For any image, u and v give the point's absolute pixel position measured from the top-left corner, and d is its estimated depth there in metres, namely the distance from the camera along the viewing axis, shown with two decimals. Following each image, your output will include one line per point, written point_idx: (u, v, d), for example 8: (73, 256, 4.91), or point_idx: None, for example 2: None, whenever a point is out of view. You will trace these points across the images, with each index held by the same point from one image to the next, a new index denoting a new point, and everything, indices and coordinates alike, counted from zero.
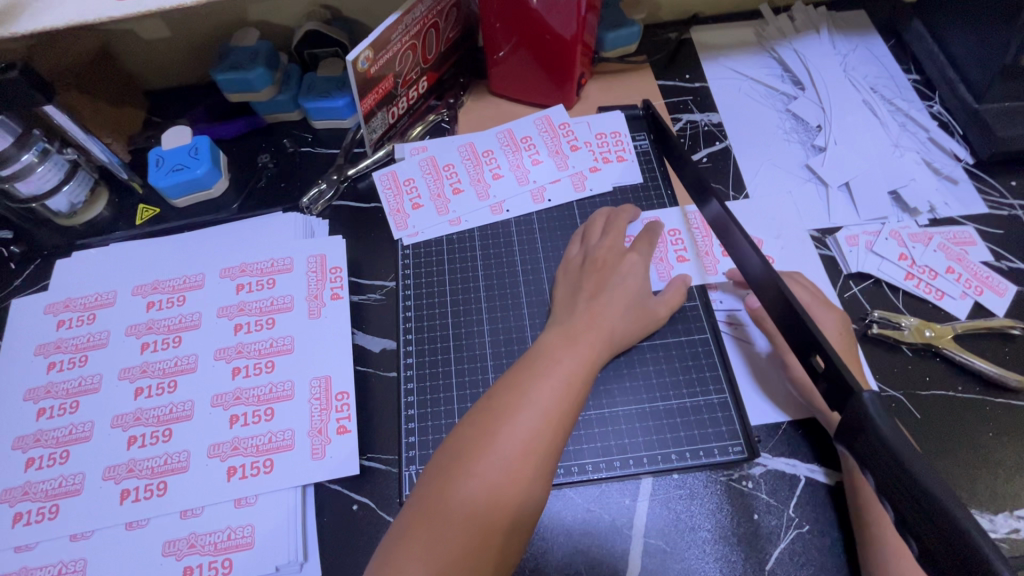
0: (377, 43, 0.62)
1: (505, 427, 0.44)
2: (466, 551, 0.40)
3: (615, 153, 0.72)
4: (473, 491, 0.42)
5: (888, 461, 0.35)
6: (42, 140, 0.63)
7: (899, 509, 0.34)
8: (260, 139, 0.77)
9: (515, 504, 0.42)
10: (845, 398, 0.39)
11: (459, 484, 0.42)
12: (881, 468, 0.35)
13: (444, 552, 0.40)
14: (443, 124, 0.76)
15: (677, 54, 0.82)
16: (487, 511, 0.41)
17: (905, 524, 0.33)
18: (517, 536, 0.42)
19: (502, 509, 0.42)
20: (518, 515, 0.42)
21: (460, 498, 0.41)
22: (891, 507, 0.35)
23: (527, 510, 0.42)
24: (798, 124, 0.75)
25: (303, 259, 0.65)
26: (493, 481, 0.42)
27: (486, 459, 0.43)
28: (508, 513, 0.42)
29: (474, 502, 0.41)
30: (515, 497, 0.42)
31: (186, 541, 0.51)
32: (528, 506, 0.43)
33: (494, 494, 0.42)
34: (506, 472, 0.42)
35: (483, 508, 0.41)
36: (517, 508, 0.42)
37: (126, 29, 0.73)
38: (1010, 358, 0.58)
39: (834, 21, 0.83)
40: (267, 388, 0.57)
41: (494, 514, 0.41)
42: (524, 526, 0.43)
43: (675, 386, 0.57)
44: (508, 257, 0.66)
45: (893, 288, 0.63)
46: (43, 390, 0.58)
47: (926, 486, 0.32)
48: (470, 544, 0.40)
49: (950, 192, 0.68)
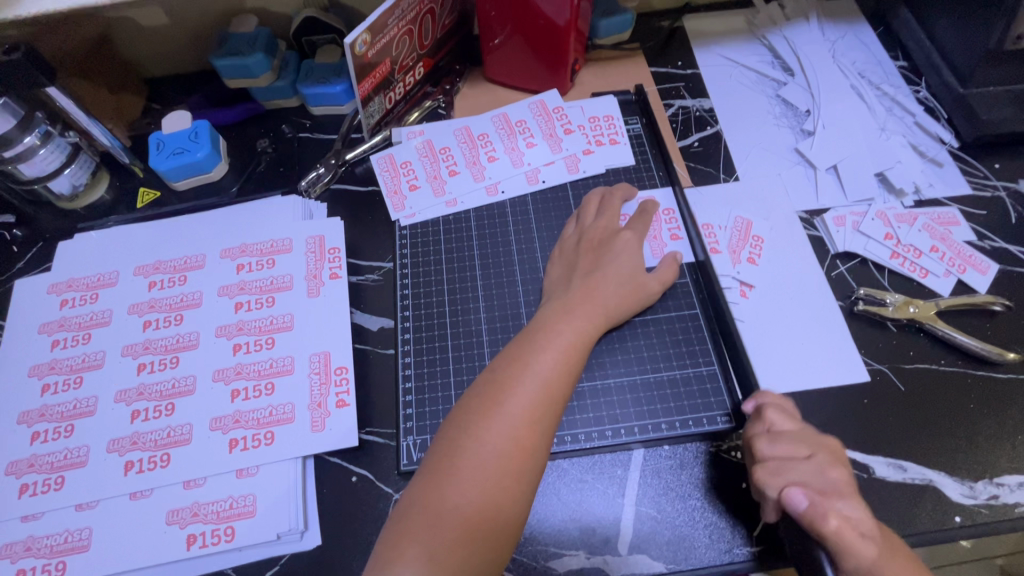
0: (374, 27, 0.63)
1: (509, 398, 0.45)
2: (479, 514, 0.41)
3: (608, 136, 0.73)
4: (481, 458, 0.43)
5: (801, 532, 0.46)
6: (45, 122, 0.64)
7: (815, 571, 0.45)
8: (258, 124, 0.78)
9: (522, 469, 0.43)
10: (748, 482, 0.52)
11: (468, 452, 0.43)
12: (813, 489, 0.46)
13: (458, 517, 0.41)
14: (439, 110, 0.78)
15: (669, 42, 0.83)
16: (497, 477, 0.43)
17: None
18: (526, 500, 0.44)
19: (511, 474, 0.43)
20: (526, 479, 0.44)
21: (469, 466, 0.43)
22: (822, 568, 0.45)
23: (531, 476, 0.44)
24: (787, 109, 0.76)
25: (302, 240, 0.66)
26: (500, 447, 0.43)
27: (493, 427, 0.44)
28: (517, 479, 0.43)
29: (483, 468, 0.43)
30: (522, 463, 0.44)
31: (189, 511, 0.52)
32: (534, 470, 0.44)
33: (500, 463, 0.43)
34: (512, 439, 0.44)
35: (492, 475, 0.43)
36: (523, 475, 0.43)
37: (126, 16, 0.75)
38: (992, 333, 0.60)
39: (823, 8, 0.84)
40: (268, 363, 0.59)
41: (503, 480, 0.43)
42: (529, 494, 0.44)
43: (666, 359, 0.59)
44: (503, 237, 0.67)
45: (878, 267, 0.64)
46: (47, 366, 0.59)
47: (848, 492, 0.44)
48: (483, 507, 0.42)
49: (935, 174, 0.70)
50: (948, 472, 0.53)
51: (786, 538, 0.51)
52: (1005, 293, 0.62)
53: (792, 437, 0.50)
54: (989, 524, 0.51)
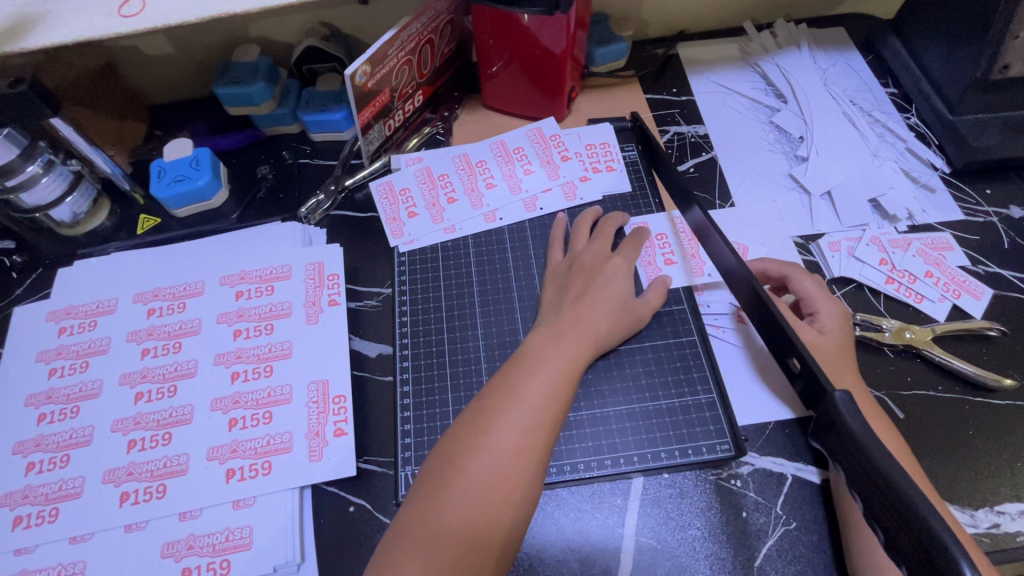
0: (374, 58, 0.64)
1: (495, 426, 0.45)
2: (472, 539, 0.42)
3: (604, 163, 0.74)
4: (466, 490, 0.43)
5: (858, 457, 0.38)
6: (48, 151, 0.65)
7: (869, 505, 0.37)
8: (259, 150, 0.79)
9: (509, 498, 0.43)
10: (819, 398, 0.43)
11: (453, 483, 0.43)
12: (854, 464, 0.38)
13: (444, 547, 0.41)
14: (438, 136, 0.79)
15: (664, 70, 0.85)
16: (483, 509, 0.43)
17: (873, 516, 0.36)
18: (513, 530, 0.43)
19: (501, 500, 0.43)
20: (514, 507, 0.43)
21: (461, 492, 0.43)
22: (880, 528, 0.36)
23: (524, 501, 0.44)
24: (781, 135, 0.78)
25: (301, 266, 0.66)
26: (486, 477, 0.43)
27: (478, 456, 0.44)
28: (504, 509, 0.43)
29: (468, 498, 0.43)
30: (514, 488, 0.44)
31: (185, 543, 0.51)
32: (522, 500, 0.44)
33: (492, 489, 0.43)
34: (498, 469, 0.44)
35: (485, 500, 0.43)
36: (516, 500, 0.43)
37: (131, 46, 0.76)
38: (989, 358, 0.60)
39: (814, 37, 0.86)
40: (266, 392, 0.58)
41: (490, 510, 0.43)
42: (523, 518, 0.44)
43: (664, 387, 0.59)
44: (501, 263, 0.68)
45: (874, 292, 0.65)
46: (44, 395, 0.59)
47: (902, 490, 0.34)
48: (468, 538, 0.42)
49: (927, 199, 0.71)
50: (948, 500, 0.53)
51: (786, 569, 0.50)
52: (1000, 318, 0.63)
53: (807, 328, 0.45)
54: (991, 553, 0.51)
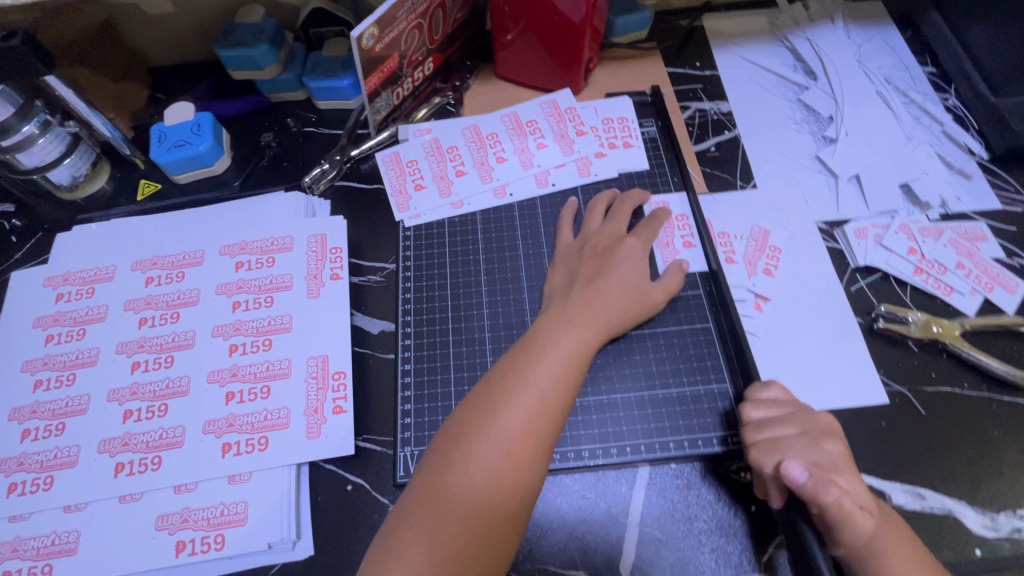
0: (382, 21, 0.61)
1: (502, 410, 0.43)
2: (472, 529, 0.40)
3: (621, 139, 0.70)
4: (471, 475, 0.41)
5: None
6: (44, 111, 0.63)
7: None
8: (263, 117, 0.76)
9: (515, 485, 0.42)
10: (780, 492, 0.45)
11: (457, 467, 0.41)
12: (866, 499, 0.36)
13: (449, 532, 0.39)
14: (448, 106, 0.76)
15: (687, 42, 0.80)
16: (488, 494, 0.41)
17: None
18: (519, 516, 0.42)
19: (505, 491, 0.41)
20: (520, 494, 0.42)
21: (462, 481, 0.41)
22: None
23: (526, 493, 0.42)
24: (809, 114, 0.73)
25: (304, 238, 0.64)
26: (490, 464, 0.41)
27: (482, 442, 0.42)
28: (509, 497, 0.41)
29: (473, 483, 0.41)
30: (518, 477, 0.42)
31: (179, 516, 0.51)
32: (528, 486, 0.42)
33: (495, 477, 0.41)
34: (505, 454, 0.42)
35: (488, 488, 0.41)
36: (519, 489, 0.42)
37: (132, 3, 0.73)
38: (1019, 356, 0.57)
39: (849, 10, 0.81)
40: (264, 366, 0.57)
41: (494, 497, 0.41)
42: (526, 508, 0.42)
43: (676, 376, 0.57)
44: (510, 241, 0.65)
45: (901, 283, 0.61)
46: (40, 361, 0.58)
47: None
48: (474, 523, 0.40)
49: (963, 186, 0.67)
50: (968, 502, 0.51)
51: None
52: None
53: (788, 418, 0.47)
54: (1011, 559, 0.49)
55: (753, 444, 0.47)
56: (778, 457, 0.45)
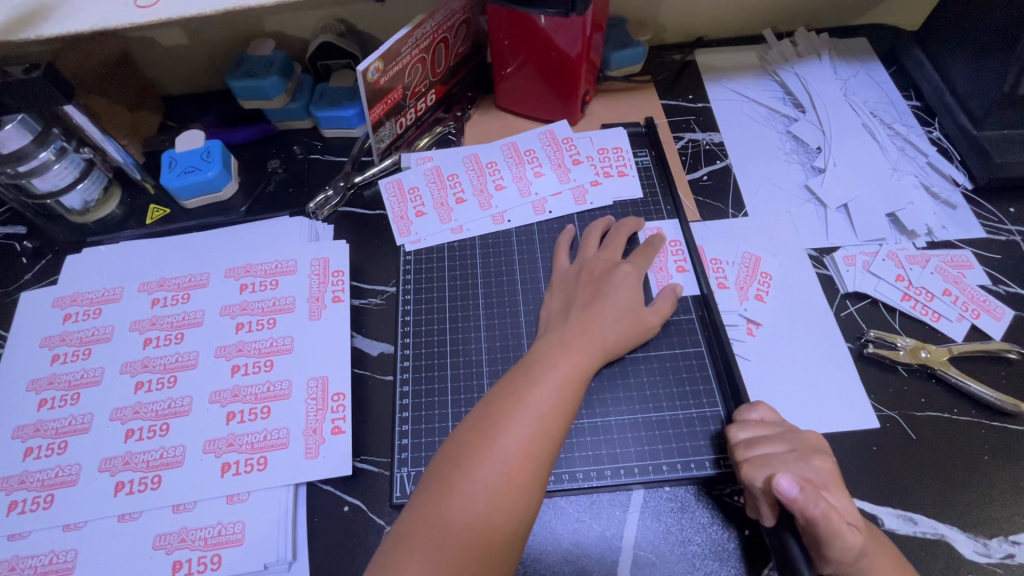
0: (387, 55, 0.64)
1: (503, 431, 0.44)
2: (471, 550, 0.40)
3: (617, 168, 0.73)
4: (471, 497, 0.42)
5: None
6: (61, 138, 0.65)
7: None
8: (270, 144, 0.79)
9: (514, 508, 0.42)
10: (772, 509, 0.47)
11: (457, 489, 0.42)
12: None
13: (448, 552, 0.40)
14: (450, 136, 0.78)
15: (680, 76, 0.84)
16: (487, 516, 0.42)
17: None
18: (517, 538, 0.42)
19: (503, 512, 0.42)
20: (519, 515, 0.42)
21: (461, 503, 0.42)
22: None
23: (524, 515, 0.43)
24: (799, 145, 0.76)
25: (307, 262, 0.66)
26: (490, 485, 0.42)
27: (481, 464, 0.43)
28: (508, 519, 0.42)
29: (473, 506, 0.42)
30: (517, 499, 0.43)
31: (177, 536, 0.51)
32: (527, 508, 0.43)
33: (494, 499, 0.42)
34: (504, 476, 0.43)
35: (487, 510, 0.42)
36: (518, 512, 0.42)
37: (147, 37, 0.76)
38: (1007, 383, 0.58)
39: (835, 47, 0.85)
40: (265, 386, 0.58)
41: (493, 519, 0.42)
42: (524, 531, 0.43)
43: (669, 398, 0.58)
44: (508, 265, 0.67)
45: (890, 309, 0.63)
46: (46, 381, 0.59)
47: None
48: (476, 545, 0.41)
49: (948, 216, 0.69)
50: (960, 528, 0.51)
51: None
52: (1021, 340, 0.60)
53: (776, 436, 0.49)
54: None
55: (745, 460, 0.49)
56: (768, 471, 0.46)
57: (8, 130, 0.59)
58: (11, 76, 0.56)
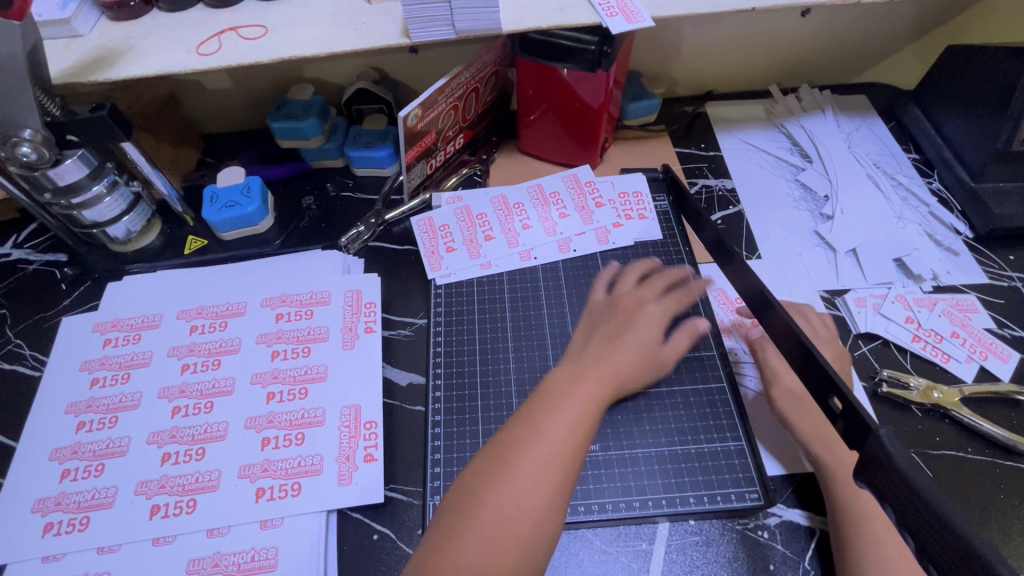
0: (425, 103, 0.68)
1: (519, 459, 0.44)
2: None
3: (636, 211, 0.77)
4: (483, 526, 0.41)
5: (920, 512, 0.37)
6: (113, 172, 0.68)
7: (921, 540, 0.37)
8: (305, 181, 0.83)
9: (525, 539, 0.42)
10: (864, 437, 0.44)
11: (471, 517, 0.42)
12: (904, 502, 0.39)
13: None
14: (475, 177, 0.82)
15: (692, 126, 0.89)
16: (499, 547, 0.41)
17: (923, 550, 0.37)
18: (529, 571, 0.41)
19: (515, 542, 0.41)
20: (530, 548, 0.42)
21: (473, 533, 0.41)
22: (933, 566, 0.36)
23: (537, 548, 0.42)
24: (806, 192, 0.80)
25: (340, 293, 0.69)
26: (503, 515, 0.42)
27: (496, 492, 0.43)
28: (519, 550, 0.41)
29: (485, 536, 0.41)
30: (530, 530, 0.42)
31: (210, 560, 0.52)
32: (540, 539, 0.42)
33: (506, 529, 0.41)
34: (517, 505, 0.42)
35: (499, 540, 0.41)
36: (529, 543, 0.42)
37: (194, 80, 0.81)
38: (1018, 422, 0.60)
39: (837, 102, 0.90)
40: (299, 413, 0.60)
41: (505, 550, 0.41)
42: (536, 565, 0.42)
43: (693, 432, 0.59)
44: (534, 300, 0.69)
45: (901, 349, 0.65)
46: (84, 404, 0.61)
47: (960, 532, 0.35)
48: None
49: (952, 262, 0.72)
50: None
51: None
52: None
53: None
54: None
55: None
56: None
57: (69, 165, 0.62)
58: (78, 115, 0.60)
